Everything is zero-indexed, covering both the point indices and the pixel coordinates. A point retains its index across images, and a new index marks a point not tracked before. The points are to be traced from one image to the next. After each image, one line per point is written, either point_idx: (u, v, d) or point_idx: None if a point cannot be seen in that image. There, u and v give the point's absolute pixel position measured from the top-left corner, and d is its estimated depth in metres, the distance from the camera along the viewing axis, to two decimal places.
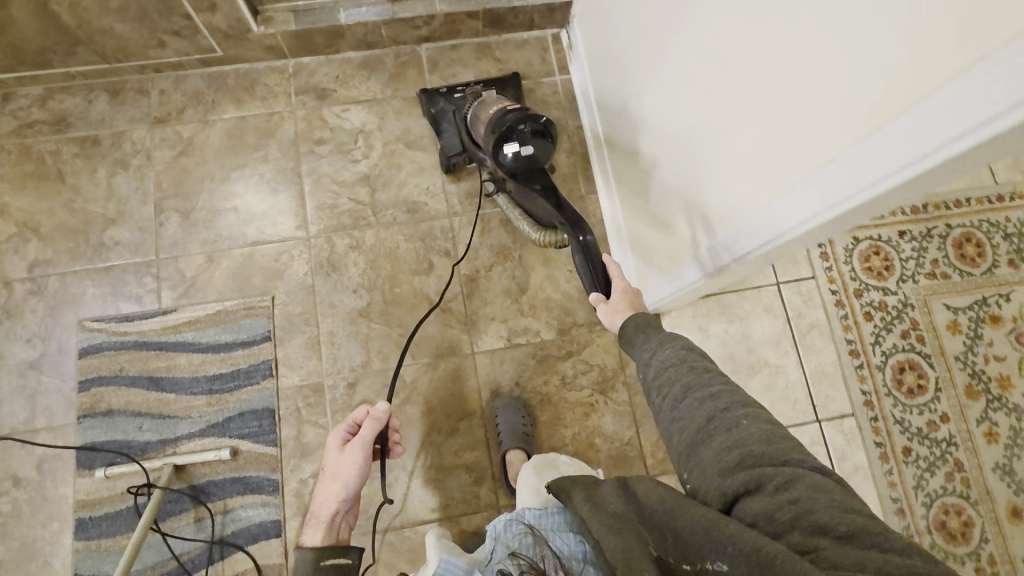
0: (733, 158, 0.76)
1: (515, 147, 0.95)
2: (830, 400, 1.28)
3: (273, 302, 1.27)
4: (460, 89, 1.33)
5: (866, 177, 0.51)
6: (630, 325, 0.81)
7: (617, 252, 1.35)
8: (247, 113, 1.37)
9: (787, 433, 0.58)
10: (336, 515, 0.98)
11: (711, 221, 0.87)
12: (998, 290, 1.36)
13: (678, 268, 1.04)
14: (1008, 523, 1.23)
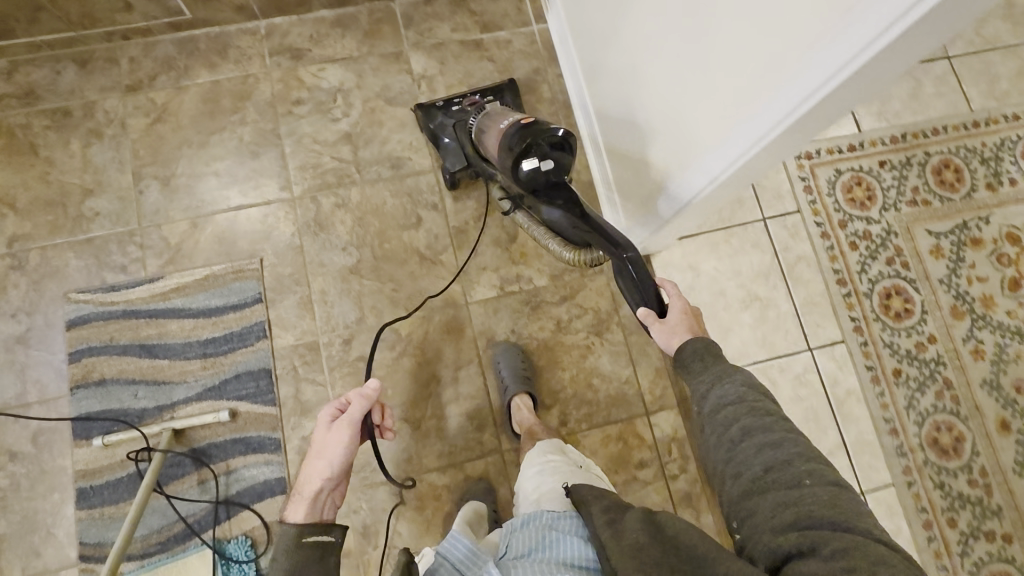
0: (728, 53, 0.77)
1: (535, 163, 0.91)
2: (819, 329, 1.31)
3: (262, 264, 1.26)
4: (456, 102, 1.28)
5: (853, 43, 0.56)
6: (688, 350, 0.82)
7: (607, 202, 1.34)
8: (221, 77, 1.35)
9: (854, 499, 0.60)
10: (320, 492, 0.91)
11: (705, 131, 0.87)
12: (978, 213, 1.39)
13: (671, 194, 1.04)
14: (997, 435, 1.27)
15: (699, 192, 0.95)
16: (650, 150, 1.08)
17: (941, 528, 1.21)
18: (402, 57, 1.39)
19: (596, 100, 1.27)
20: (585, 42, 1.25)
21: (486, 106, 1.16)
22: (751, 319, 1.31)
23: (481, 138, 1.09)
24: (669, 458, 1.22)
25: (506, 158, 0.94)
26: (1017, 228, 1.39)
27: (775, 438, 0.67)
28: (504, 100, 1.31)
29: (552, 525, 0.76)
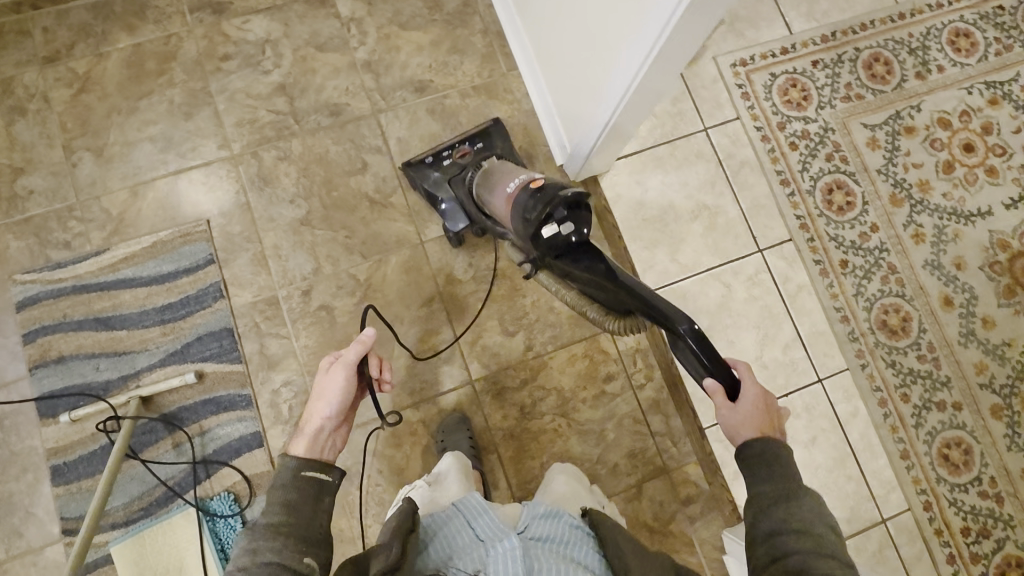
0: None
1: (555, 229, 0.85)
2: (768, 231, 1.35)
3: (210, 226, 1.24)
4: (446, 153, 1.22)
5: None
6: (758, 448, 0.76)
7: (552, 134, 1.33)
8: (142, 39, 1.30)
9: None
10: (321, 433, 0.84)
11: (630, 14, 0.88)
12: (909, 102, 1.45)
13: (602, 103, 1.06)
14: (942, 311, 1.34)
15: (633, 84, 0.95)
16: (584, 58, 1.08)
17: (896, 404, 1.27)
18: (328, 1, 1.36)
19: (531, 25, 1.27)
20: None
21: (487, 164, 1.13)
22: (702, 228, 1.34)
23: (491, 205, 1.05)
24: (634, 369, 1.26)
25: (524, 228, 0.89)
26: (946, 112, 1.45)
27: None
28: (497, 145, 1.24)
29: (572, 530, 0.75)
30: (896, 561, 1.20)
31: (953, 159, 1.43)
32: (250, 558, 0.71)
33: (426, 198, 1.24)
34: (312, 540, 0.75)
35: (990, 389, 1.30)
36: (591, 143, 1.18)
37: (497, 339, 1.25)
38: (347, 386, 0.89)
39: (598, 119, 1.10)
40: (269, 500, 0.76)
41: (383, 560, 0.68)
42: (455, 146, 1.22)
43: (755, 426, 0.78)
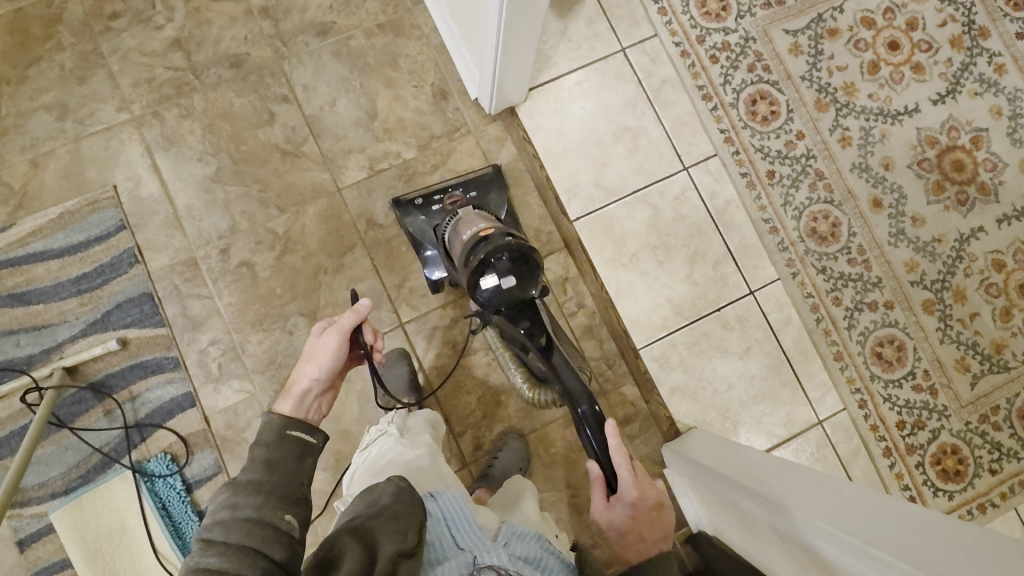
0: None
1: (495, 280, 0.92)
2: (692, 147, 1.33)
3: (117, 191, 1.21)
4: (437, 200, 1.21)
5: None
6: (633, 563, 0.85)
7: (461, 62, 1.28)
8: (24, 3, 1.24)
9: None
10: (308, 394, 0.93)
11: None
12: (831, 4, 1.41)
13: (490, 22, 1.02)
14: (871, 213, 1.33)
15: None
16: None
17: (828, 308, 1.28)
18: None
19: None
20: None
21: (461, 213, 1.11)
22: (625, 150, 1.32)
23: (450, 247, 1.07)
24: (565, 298, 1.26)
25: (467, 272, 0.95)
26: (869, 11, 1.41)
27: None
28: (490, 199, 1.23)
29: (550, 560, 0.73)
30: (834, 460, 1.23)
31: (879, 59, 1.40)
32: (229, 512, 0.72)
33: (408, 240, 1.22)
34: (292, 499, 0.76)
35: (921, 286, 1.30)
36: (495, 65, 1.13)
37: (423, 281, 1.23)
38: (339, 351, 0.96)
39: (489, 34, 1.05)
40: (254, 456, 0.80)
41: (396, 542, 0.60)
42: (447, 194, 1.21)
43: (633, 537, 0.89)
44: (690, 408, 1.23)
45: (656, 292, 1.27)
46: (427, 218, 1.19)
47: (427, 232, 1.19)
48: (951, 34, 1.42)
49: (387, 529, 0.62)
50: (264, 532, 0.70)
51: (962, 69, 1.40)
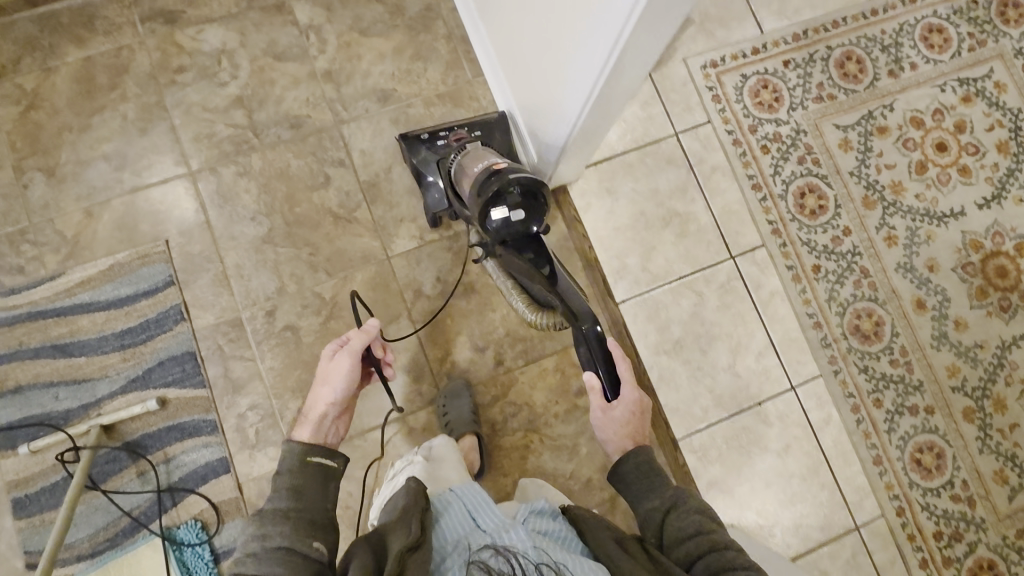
0: None
1: (505, 212, 0.92)
2: (740, 236, 1.33)
3: (169, 246, 1.21)
4: (443, 135, 1.23)
5: None
6: (632, 465, 0.92)
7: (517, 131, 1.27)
8: (92, 52, 1.26)
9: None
10: (326, 416, 0.93)
11: (580, 19, 0.83)
12: (881, 102, 1.42)
13: (563, 115, 1.03)
14: (914, 314, 1.33)
15: (590, 92, 0.91)
16: (538, 55, 1.03)
17: (868, 410, 1.27)
18: (285, 8, 1.32)
19: (487, 12, 1.21)
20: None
21: (468, 148, 1.11)
22: (674, 236, 1.32)
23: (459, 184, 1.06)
24: None
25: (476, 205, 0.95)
26: (919, 111, 1.42)
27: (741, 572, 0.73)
28: (493, 137, 1.24)
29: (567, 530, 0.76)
30: (869, 567, 1.21)
31: (926, 159, 1.40)
32: (259, 543, 0.75)
33: (412, 173, 1.23)
34: (317, 525, 0.79)
35: (962, 392, 1.31)
36: (558, 151, 1.14)
37: (467, 356, 1.23)
38: (352, 371, 0.96)
39: (560, 123, 1.06)
40: (279, 485, 0.81)
41: (403, 540, 0.68)
42: (452, 130, 1.23)
43: (627, 433, 0.96)
44: (726, 504, 1.22)
45: (698, 382, 1.27)
46: (431, 152, 1.20)
47: (430, 163, 1.19)
48: (998, 139, 1.43)
49: (394, 534, 0.70)
50: (296, 560, 0.73)
51: (1007, 175, 1.41)
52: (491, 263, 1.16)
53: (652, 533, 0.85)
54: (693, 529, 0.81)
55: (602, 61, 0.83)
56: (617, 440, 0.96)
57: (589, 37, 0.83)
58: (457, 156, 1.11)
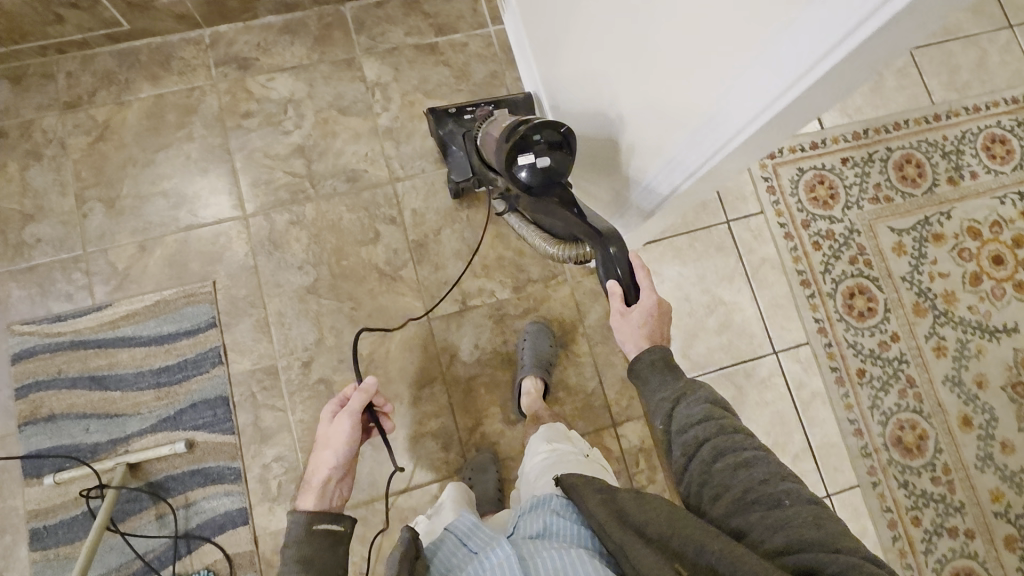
0: (670, 78, 0.78)
1: (531, 158, 0.90)
2: (785, 332, 1.31)
3: (215, 287, 1.22)
4: (470, 110, 1.21)
5: (771, 92, 0.62)
6: (646, 361, 0.84)
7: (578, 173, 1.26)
8: (165, 90, 1.29)
9: (753, 467, 0.66)
10: (329, 482, 0.91)
11: (687, 108, 0.78)
12: (939, 208, 1.40)
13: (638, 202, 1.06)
14: (960, 431, 1.29)
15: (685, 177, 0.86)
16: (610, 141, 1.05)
17: (906, 526, 1.23)
18: (354, 63, 1.35)
19: (550, 84, 1.22)
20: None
21: (494, 115, 1.11)
22: (717, 324, 1.30)
23: (483, 143, 1.06)
24: (636, 470, 1.22)
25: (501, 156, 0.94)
26: (976, 221, 1.40)
27: (751, 454, 0.67)
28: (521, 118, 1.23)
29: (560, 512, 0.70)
30: None
31: (981, 271, 1.37)
32: None
33: (439, 146, 1.23)
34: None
35: (1004, 518, 1.25)
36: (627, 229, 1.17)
37: (497, 428, 1.22)
38: (352, 433, 0.95)
39: (645, 195, 1.01)
40: (286, 557, 0.82)
41: None
42: (481, 106, 1.21)
43: (646, 334, 0.86)
44: None
45: None
46: (458, 125, 1.19)
47: (457, 137, 1.18)
48: None
49: None
50: None
51: None
52: (513, 218, 1.18)
53: (660, 421, 0.79)
54: (701, 414, 0.74)
55: (707, 152, 0.78)
56: (635, 344, 0.86)
57: (695, 128, 0.78)
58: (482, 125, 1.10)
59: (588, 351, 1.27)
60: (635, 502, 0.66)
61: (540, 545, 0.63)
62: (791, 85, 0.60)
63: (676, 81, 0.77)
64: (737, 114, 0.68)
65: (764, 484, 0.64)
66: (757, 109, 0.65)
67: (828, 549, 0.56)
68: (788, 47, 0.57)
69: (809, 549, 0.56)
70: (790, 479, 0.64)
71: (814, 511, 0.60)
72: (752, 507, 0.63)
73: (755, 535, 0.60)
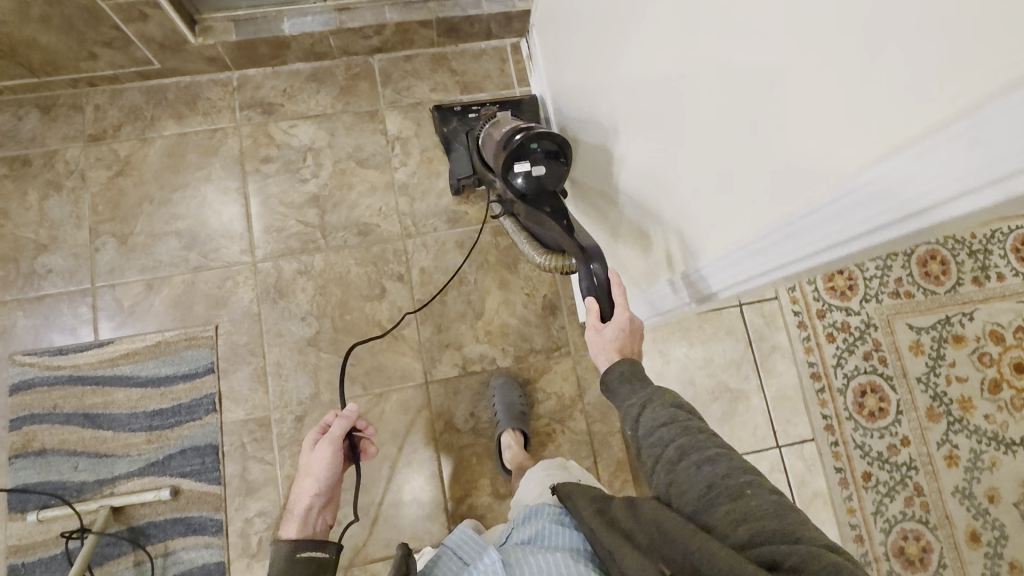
0: (697, 191, 0.70)
1: (527, 167, 0.93)
2: (790, 426, 1.27)
3: (217, 331, 1.22)
4: (475, 110, 1.26)
5: (801, 248, 0.53)
6: (615, 373, 0.74)
7: (587, 197, 1.19)
8: (189, 130, 1.30)
9: (716, 459, 0.61)
10: (311, 510, 0.88)
11: (712, 226, 0.69)
12: (961, 308, 1.35)
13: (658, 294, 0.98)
14: (967, 547, 1.23)
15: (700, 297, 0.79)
16: (635, 224, 0.97)
17: None
18: (377, 115, 1.35)
19: (579, 141, 1.15)
20: (574, 61, 1.07)
21: (497, 117, 1.12)
22: (721, 412, 1.27)
23: (484, 143, 1.08)
24: None
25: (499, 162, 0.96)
26: (1000, 325, 1.34)
27: (715, 450, 0.62)
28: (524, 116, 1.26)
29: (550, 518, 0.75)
30: None
31: (1001, 378, 1.32)
32: None
33: (443, 143, 1.28)
34: None
35: None
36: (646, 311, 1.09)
37: (486, 501, 1.19)
38: (334, 461, 0.92)
39: (662, 293, 0.95)
40: None
41: None
42: (485, 106, 1.26)
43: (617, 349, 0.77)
44: None
45: None
46: (462, 123, 1.25)
47: (460, 134, 1.24)
48: None
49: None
50: None
51: None
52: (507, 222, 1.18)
53: (628, 427, 0.71)
54: (666, 416, 0.67)
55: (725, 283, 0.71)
56: (606, 359, 0.77)
57: (712, 258, 0.71)
58: (484, 125, 1.14)
59: (586, 429, 1.24)
60: (626, 509, 0.65)
61: (525, 548, 0.69)
62: (811, 255, 0.53)
63: (697, 203, 0.71)
64: (754, 261, 0.62)
65: (727, 479, 0.59)
66: (778, 265, 0.58)
67: (788, 540, 0.52)
68: (820, 211, 0.48)
69: (773, 543, 0.53)
70: (752, 472, 0.60)
71: (775, 502, 0.56)
72: (717, 503, 0.58)
73: (719, 526, 0.57)
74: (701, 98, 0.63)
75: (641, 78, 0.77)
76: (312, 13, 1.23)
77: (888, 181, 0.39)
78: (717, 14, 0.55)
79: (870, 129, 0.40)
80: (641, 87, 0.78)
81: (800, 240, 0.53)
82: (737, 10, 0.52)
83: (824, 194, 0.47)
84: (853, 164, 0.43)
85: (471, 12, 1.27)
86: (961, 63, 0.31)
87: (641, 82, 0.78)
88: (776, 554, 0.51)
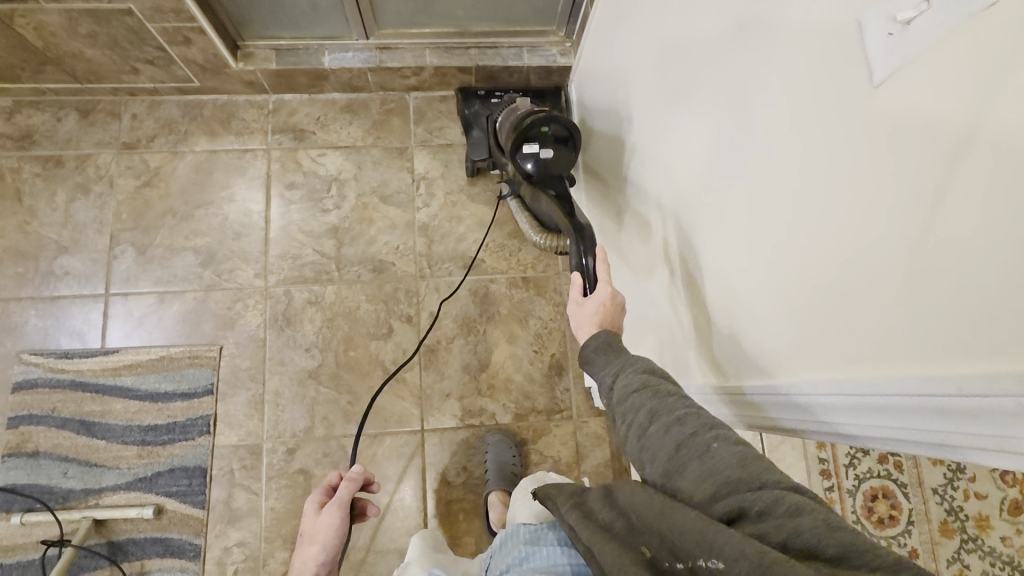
0: (725, 307, 0.68)
1: (535, 149, 0.99)
2: None
3: (220, 353, 1.22)
4: (498, 95, 1.29)
5: (834, 411, 0.52)
6: (592, 344, 0.68)
7: (602, 213, 1.17)
8: (220, 148, 1.31)
9: (681, 414, 0.53)
10: None
11: (736, 345, 0.68)
12: None
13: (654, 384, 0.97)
14: None
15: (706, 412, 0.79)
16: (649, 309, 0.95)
17: None
18: (406, 153, 1.34)
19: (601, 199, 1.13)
20: (607, 132, 1.08)
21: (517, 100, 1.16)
22: None
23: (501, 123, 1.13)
24: None
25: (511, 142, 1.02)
26: None
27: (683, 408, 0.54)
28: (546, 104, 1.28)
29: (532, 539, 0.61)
30: None
31: None
32: None
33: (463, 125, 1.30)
34: None
35: None
36: None
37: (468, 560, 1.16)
38: (340, 525, 0.84)
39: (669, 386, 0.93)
40: None
41: None
42: (508, 91, 1.29)
43: (599, 319, 0.72)
44: None
45: None
46: (484, 107, 1.27)
47: (480, 118, 1.26)
48: None
49: None
50: None
51: None
52: (514, 201, 1.24)
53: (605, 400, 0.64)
54: (638, 381, 0.59)
55: (733, 409, 0.71)
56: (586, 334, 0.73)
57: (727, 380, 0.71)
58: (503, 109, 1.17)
59: None
60: (602, 501, 0.53)
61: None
62: (820, 421, 0.54)
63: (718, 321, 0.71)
64: (761, 404, 0.63)
65: (693, 436, 0.50)
66: (782, 416, 0.60)
67: (753, 485, 0.44)
68: (866, 390, 0.47)
69: (739, 490, 0.44)
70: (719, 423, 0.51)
71: (740, 450, 0.47)
72: (684, 464, 0.49)
73: (684, 490, 0.48)
74: (730, 232, 0.66)
75: (688, 174, 0.76)
76: (353, 49, 1.24)
77: (937, 391, 0.40)
78: (766, 157, 0.58)
79: (911, 330, 0.42)
80: (676, 190, 0.80)
81: (813, 403, 0.54)
82: (809, 151, 0.51)
83: (879, 374, 0.45)
84: (896, 352, 0.44)
85: (511, 63, 1.25)
86: (1013, 316, 0.33)
87: (686, 177, 0.76)
88: (741, 504, 0.43)
